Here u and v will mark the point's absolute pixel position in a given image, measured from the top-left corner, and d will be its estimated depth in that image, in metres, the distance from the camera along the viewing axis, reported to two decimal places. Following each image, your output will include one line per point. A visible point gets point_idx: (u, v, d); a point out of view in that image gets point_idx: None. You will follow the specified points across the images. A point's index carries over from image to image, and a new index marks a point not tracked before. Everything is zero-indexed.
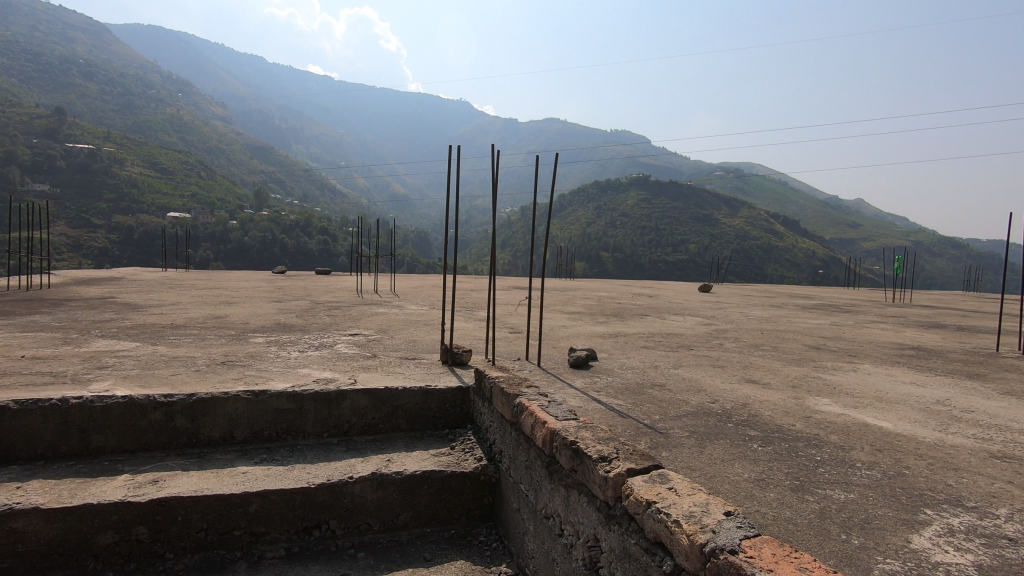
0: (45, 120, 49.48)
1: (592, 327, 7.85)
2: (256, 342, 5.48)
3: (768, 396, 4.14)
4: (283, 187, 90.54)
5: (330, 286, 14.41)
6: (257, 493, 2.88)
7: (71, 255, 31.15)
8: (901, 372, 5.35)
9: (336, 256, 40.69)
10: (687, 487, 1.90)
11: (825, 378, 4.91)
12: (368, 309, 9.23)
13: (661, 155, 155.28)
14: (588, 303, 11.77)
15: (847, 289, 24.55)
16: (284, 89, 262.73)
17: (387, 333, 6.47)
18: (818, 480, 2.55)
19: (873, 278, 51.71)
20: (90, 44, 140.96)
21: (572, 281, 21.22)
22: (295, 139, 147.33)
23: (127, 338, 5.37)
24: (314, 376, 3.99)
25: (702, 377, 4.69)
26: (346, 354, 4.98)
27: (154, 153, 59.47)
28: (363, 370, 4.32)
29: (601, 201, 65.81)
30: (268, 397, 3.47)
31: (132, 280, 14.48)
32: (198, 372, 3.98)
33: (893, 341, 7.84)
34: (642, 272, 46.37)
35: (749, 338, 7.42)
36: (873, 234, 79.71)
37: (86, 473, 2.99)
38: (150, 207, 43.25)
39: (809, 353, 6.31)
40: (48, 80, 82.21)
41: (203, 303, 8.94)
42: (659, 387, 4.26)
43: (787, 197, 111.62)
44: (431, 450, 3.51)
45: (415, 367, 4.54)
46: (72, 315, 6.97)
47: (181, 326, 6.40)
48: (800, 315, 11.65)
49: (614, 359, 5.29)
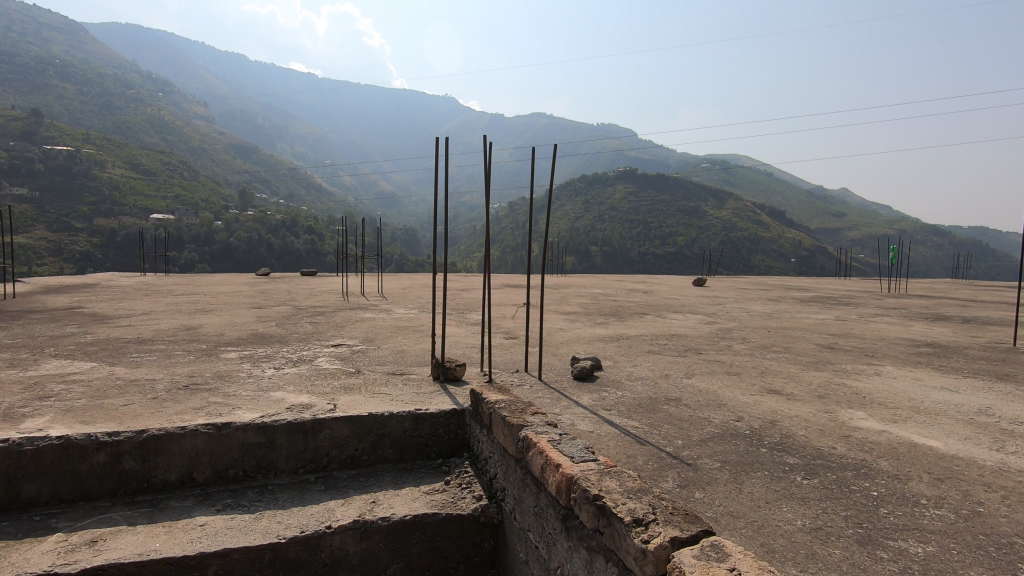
0: (20, 123, 47.96)
1: (592, 330, 7.41)
2: (228, 358, 4.99)
3: (796, 408, 3.76)
4: (267, 188, 89.21)
5: (316, 289, 13.83)
6: (216, 553, 2.41)
7: (51, 260, 30.36)
8: (924, 374, 5.02)
9: (324, 256, 39.93)
10: (753, 568, 1.48)
11: (849, 384, 4.53)
12: (354, 314, 8.69)
13: (647, 149, 155.53)
14: (582, 302, 11.34)
15: (839, 279, 24.37)
16: (268, 88, 259.07)
17: (374, 343, 6.00)
18: (886, 528, 2.14)
19: (860, 267, 51.89)
20: (68, 45, 137.68)
21: (563, 276, 20.77)
22: (280, 139, 145.64)
23: (83, 358, 4.83)
24: (288, 403, 3.50)
25: (720, 389, 4.26)
26: (327, 370, 4.48)
27: (135, 154, 57.98)
28: (345, 393, 3.84)
29: (589, 194, 65.70)
30: (232, 431, 3.02)
31: (105, 287, 13.82)
32: (156, 399, 3.50)
33: (904, 337, 7.44)
34: (631, 264, 46.25)
35: (756, 337, 7.05)
36: (858, 223, 80.12)
37: (11, 535, 2.52)
38: (132, 209, 42.06)
39: (824, 355, 5.89)
40: (25, 83, 80.08)
41: (178, 312, 8.39)
42: (676, 403, 3.85)
43: (773, 188, 112.24)
44: (422, 487, 3.08)
45: (404, 387, 4.02)
46: (31, 331, 6.38)
47: (145, 340, 5.85)
48: (798, 309, 11.32)
49: (621, 369, 4.83)
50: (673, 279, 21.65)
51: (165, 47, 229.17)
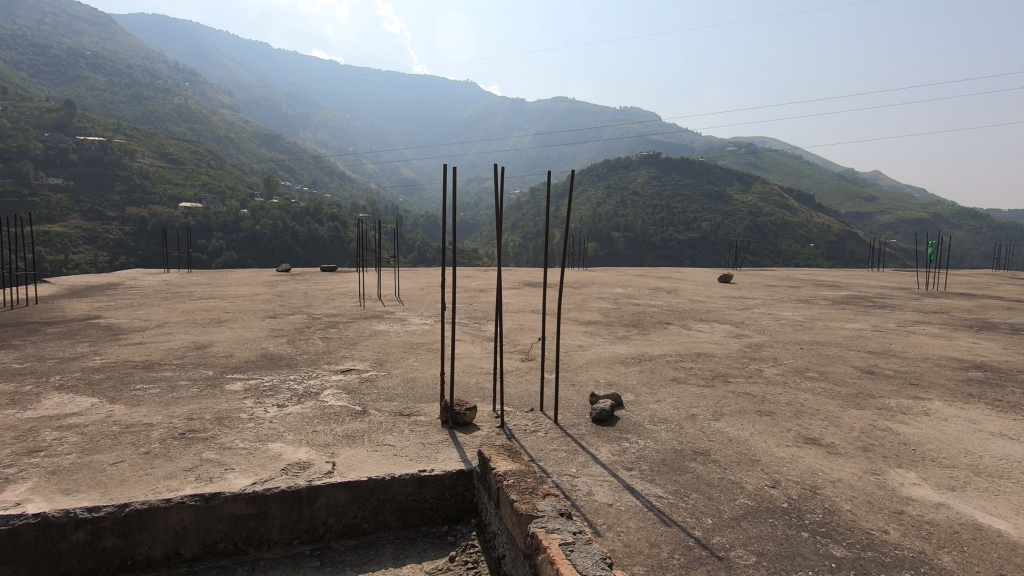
0: (55, 114, 49.03)
1: (613, 347, 7.06)
2: (232, 391, 4.76)
3: (837, 468, 3.40)
4: (291, 175, 90.06)
5: (333, 290, 13.69)
6: None
7: (87, 248, 30.90)
8: (979, 414, 4.54)
9: (348, 244, 40.03)
10: None
11: (896, 431, 4.10)
12: (369, 326, 8.44)
13: (671, 132, 152.08)
14: (603, 308, 10.88)
15: (872, 274, 23.40)
16: (292, 76, 260.47)
17: (384, 367, 5.75)
18: None
19: (894, 255, 49.95)
20: (100, 36, 139.70)
21: (584, 274, 20.32)
22: (304, 128, 146.49)
23: (86, 391, 4.69)
24: (283, 460, 3.25)
25: (753, 438, 3.88)
26: (331, 410, 4.24)
27: (164, 143, 58.83)
28: (345, 443, 3.58)
29: (612, 180, 64.74)
30: (221, 502, 2.80)
31: (128, 288, 13.86)
32: (147, 455, 3.31)
33: (950, 357, 6.93)
34: (654, 251, 45.48)
35: (787, 357, 6.63)
36: (891, 207, 77.10)
37: None
38: (162, 198, 42.67)
39: (864, 385, 5.45)
40: (58, 75, 81.83)
41: (193, 324, 8.28)
42: (704, 459, 3.50)
43: (801, 171, 108.95)
44: (425, 565, 2.84)
45: (409, 436, 3.75)
46: (45, 351, 6.29)
47: (150, 365, 5.68)
48: (833, 315, 10.70)
49: (642, 406, 4.52)
50: (698, 274, 21.04)
51: (192, 37, 231.17)
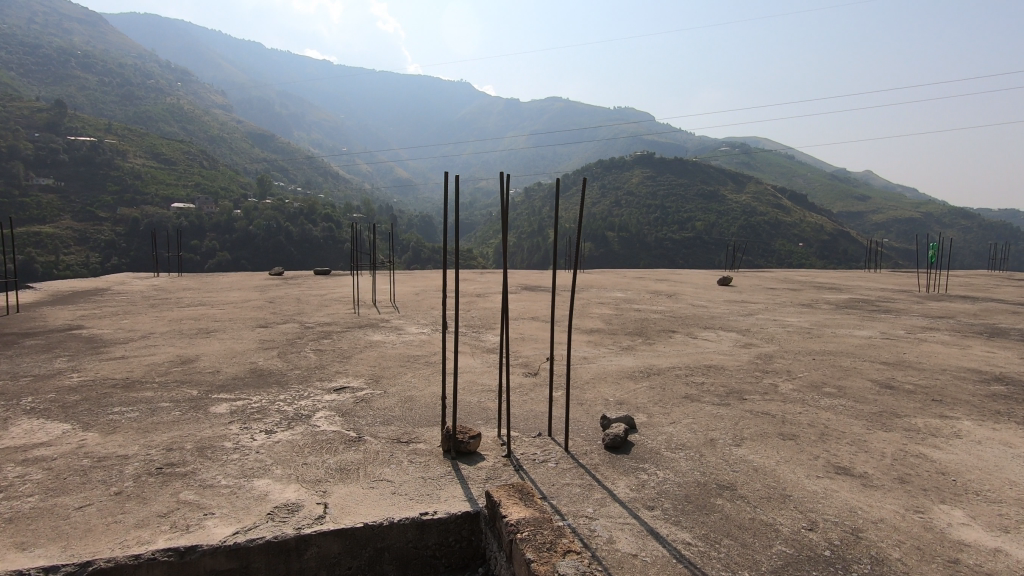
0: (45, 114, 48.29)
1: (619, 359, 6.76)
2: (217, 414, 4.43)
3: (878, 505, 3.11)
4: (285, 176, 89.36)
5: (327, 295, 13.34)
6: None
7: (78, 249, 30.38)
8: (1014, 436, 4.27)
9: (342, 245, 39.66)
10: None
11: (930, 457, 3.83)
12: (364, 335, 8.12)
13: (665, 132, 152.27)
14: (604, 314, 10.59)
15: (870, 275, 23.18)
16: (286, 77, 258.95)
17: (380, 384, 5.41)
18: None
19: (888, 255, 49.92)
20: (94, 37, 138.62)
21: (582, 276, 20.02)
22: (298, 127, 145.57)
23: (58, 415, 4.34)
24: (270, 502, 2.94)
25: (780, 467, 3.59)
26: (324, 437, 3.92)
27: (156, 143, 58.12)
28: (337, 479, 3.26)
29: (607, 180, 64.51)
30: (199, 557, 2.49)
31: (116, 293, 13.44)
32: (118, 497, 2.98)
33: (968, 368, 6.67)
34: (648, 251, 45.29)
35: (802, 369, 6.36)
36: (883, 206, 77.35)
37: None
38: (154, 198, 42.05)
39: (885, 401, 5.17)
40: (49, 74, 80.82)
41: (180, 335, 7.94)
42: (731, 495, 3.20)
43: (793, 171, 109.28)
44: None
45: (408, 469, 3.43)
46: (21, 367, 5.94)
47: (132, 383, 5.34)
48: (840, 321, 10.45)
49: (655, 429, 4.24)
50: (697, 276, 20.75)
51: (186, 38, 229.64)
